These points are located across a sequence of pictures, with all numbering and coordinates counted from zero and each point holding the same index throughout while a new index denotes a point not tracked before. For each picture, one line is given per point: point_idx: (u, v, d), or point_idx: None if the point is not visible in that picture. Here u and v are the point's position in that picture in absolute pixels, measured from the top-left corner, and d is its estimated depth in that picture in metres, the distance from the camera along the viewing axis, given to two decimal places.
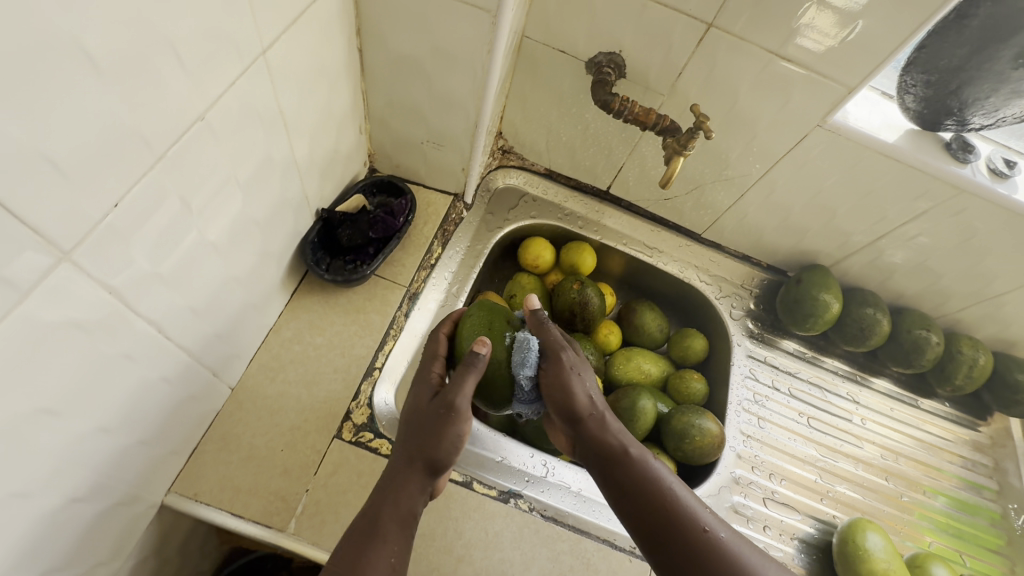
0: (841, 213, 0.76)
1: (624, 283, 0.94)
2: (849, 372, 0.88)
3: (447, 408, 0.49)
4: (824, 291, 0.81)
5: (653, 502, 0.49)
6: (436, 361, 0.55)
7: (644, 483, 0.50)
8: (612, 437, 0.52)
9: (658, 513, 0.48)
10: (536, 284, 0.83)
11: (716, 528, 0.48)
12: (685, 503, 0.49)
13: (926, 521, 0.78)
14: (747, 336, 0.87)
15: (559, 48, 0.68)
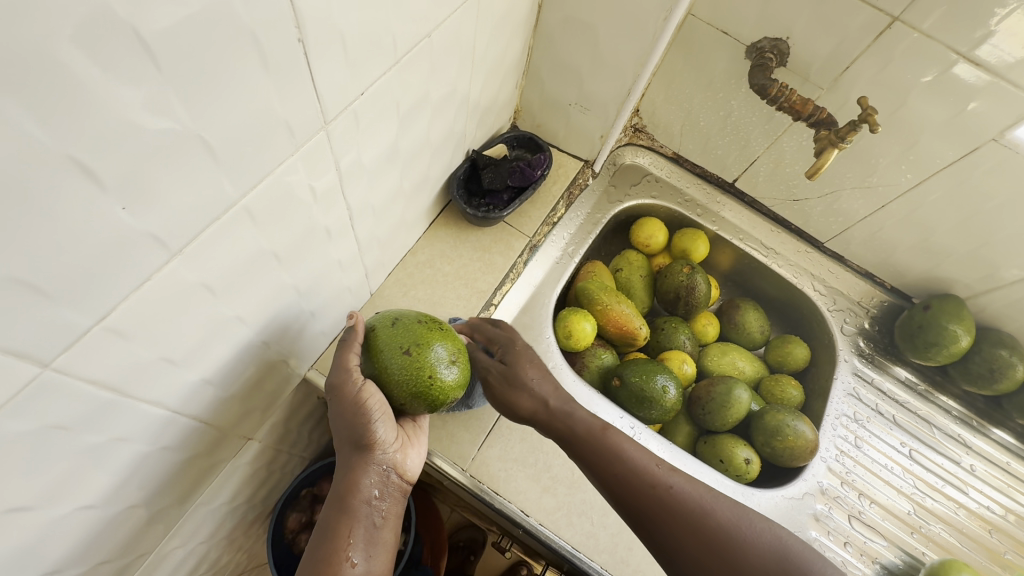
0: (996, 241, 0.71)
1: (730, 280, 0.94)
2: (963, 414, 0.82)
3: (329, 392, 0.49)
4: (954, 322, 0.76)
5: (615, 464, 0.51)
6: None
7: (599, 451, 0.52)
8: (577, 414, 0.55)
9: (634, 476, 0.50)
10: (643, 263, 0.86)
11: (670, 477, 0.50)
12: (644, 462, 0.51)
13: None
14: (857, 354, 0.83)
15: (722, 29, 0.69)
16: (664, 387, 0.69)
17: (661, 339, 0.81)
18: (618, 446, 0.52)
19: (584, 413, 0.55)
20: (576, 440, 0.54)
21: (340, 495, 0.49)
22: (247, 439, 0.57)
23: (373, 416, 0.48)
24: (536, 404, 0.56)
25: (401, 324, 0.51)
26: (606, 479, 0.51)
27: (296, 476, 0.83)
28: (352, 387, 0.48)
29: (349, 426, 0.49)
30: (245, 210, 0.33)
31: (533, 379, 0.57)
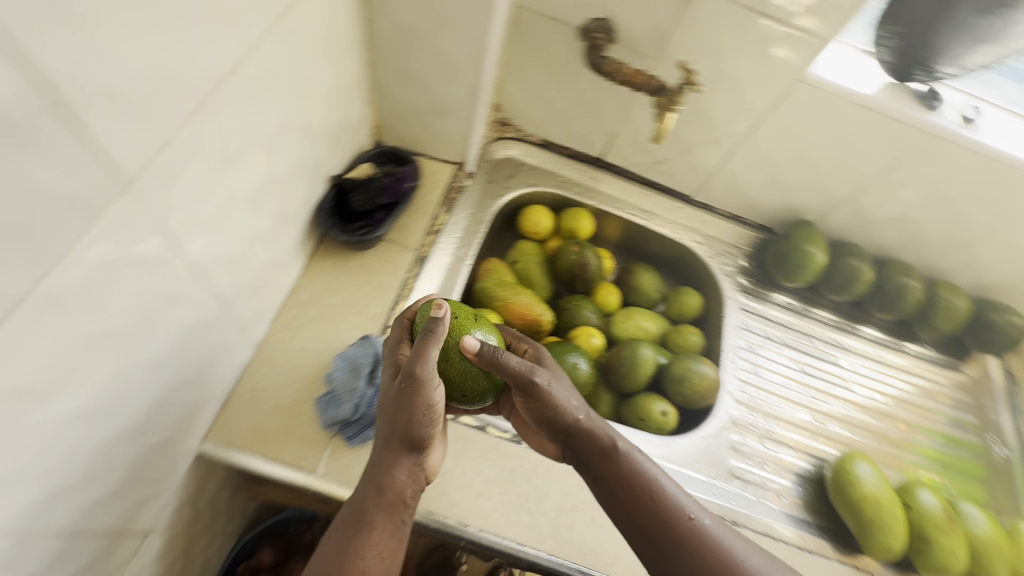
0: (825, 167, 0.80)
1: (622, 247, 0.98)
2: (836, 322, 0.93)
3: (406, 383, 0.47)
4: (810, 243, 0.86)
5: (646, 491, 0.51)
6: (399, 347, 0.54)
7: (628, 475, 0.52)
8: (600, 431, 0.54)
9: (645, 500, 0.50)
10: (536, 250, 0.88)
11: (698, 515, 0.50)
12: (672, 494, 0.51)
13: (916, 454, 0.82)
14: (740, 291, 0.91)
15: (553, 16, 0.72)
16: (575, 364, 0.71)
17: (568, 319, 0.83)
18: (648, 474, 0.52)
19: (604, 428, 0.55)
20: (607, 460, 0.53)
21: (377, 493, 0.49)
22: (146, 535, 0.52)
23: (432, 417, 0.49)
24: (573, 417, 0.54)
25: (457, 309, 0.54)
26: (615, 498, 0.52)
27: (228, 553, 0.78)
28: (431, 386, 0.47)
29: (408, 422, 0.48)
30: (46, 297, 0.30)
31: (571, 395, 0.55)
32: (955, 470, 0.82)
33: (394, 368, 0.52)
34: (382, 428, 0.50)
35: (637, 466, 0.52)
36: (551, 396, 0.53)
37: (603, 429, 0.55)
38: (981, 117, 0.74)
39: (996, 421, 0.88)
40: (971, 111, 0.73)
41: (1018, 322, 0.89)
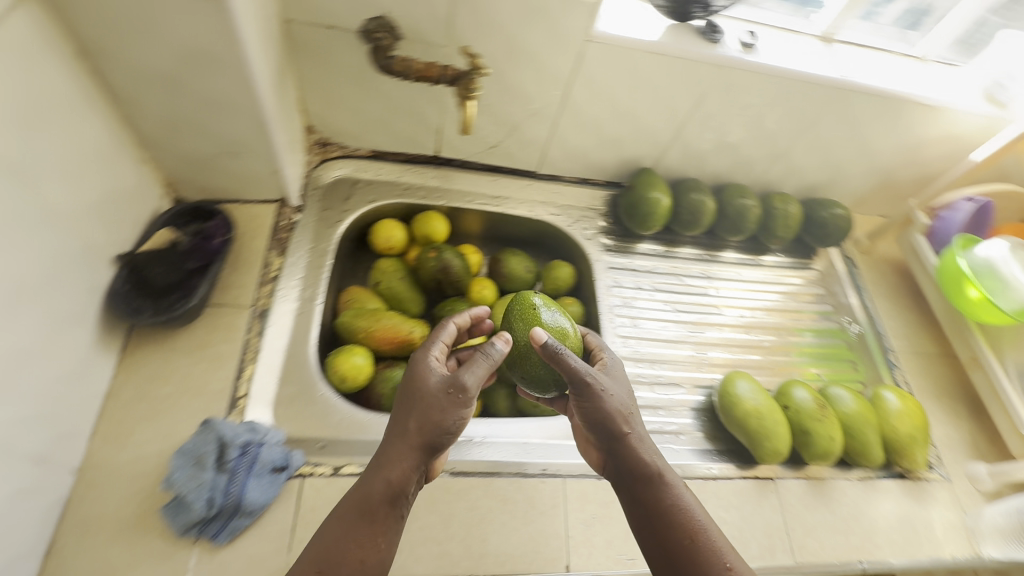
0: (642, 116, 0.83)
1: (487, 238, 0.98)
2: (696, 254, 0.98)
3: (456, 390, 0.50)
4: (653, 189, 0.90)
5: (685, 529, 0.50)
6: (431, 352, 0.56)
7: (668, 509, 0.51)
8: (648, 456, 0.53)
9: (682, 540, 0.50)
10: (398, 265, 0.85)
11: (737, 566, 0.48)
12: (711, 535, 0.50)
13: (787, 355, 0.90)
14: (605, 251, 0.93)
15: (327, 24, 0.67)
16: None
17: None
18: (691, 513, 0.51)
19: (651, 456, 0.53)
20: (652, 487, 0.52)
21: (388, 488, 0.48)
22: None
23: (455, 426, 0.50)
24: (625, 431, 0.53)
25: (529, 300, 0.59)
26: (650, 528, 0.51)
27: None
28: (471, 394, 0.50)
29: (438, 424, 0.49)
30: None
31: (627, 410, 0.54)
32: (823, 359, 0.90)
33: (437, 371, 0.53)
34: (396, 420, 0.51)
35: (673, 498, 0.51)
36: (606, 401, 0.53)
37: (653, 457, 0.53)
38: (759, 40, 0.79)
39: (846, 303, 0.97)
40: (749, 35, 0.78)
41: (844, 213, 0.97)
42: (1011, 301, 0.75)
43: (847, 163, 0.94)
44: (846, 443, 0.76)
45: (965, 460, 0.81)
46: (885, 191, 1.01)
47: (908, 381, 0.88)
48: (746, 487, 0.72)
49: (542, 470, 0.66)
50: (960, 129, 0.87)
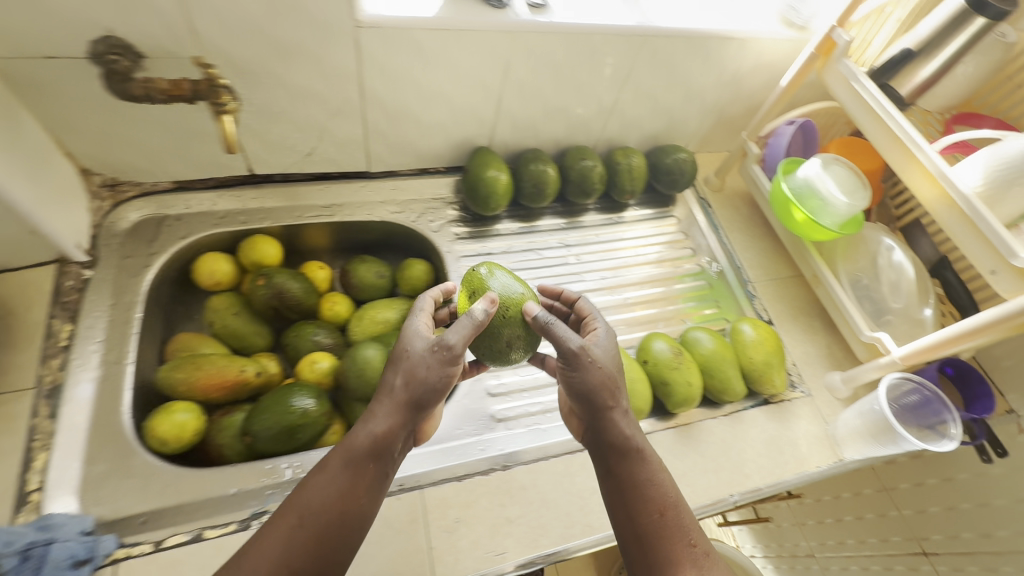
0: (453, 96, 0.79)
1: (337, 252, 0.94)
2: (553, 225, 0.97)
3: (442, 348, 0.53)
4: (489, 167, 0.86)
5: (659, 503, 0.55)
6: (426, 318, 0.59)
7: (644, 482, 0.56)
8: (629, 433, 0.57)
9: (653, 514, 0.54)
10: (233, 298, 0.80)
11: (698, 541, 0.54)
12: (680, 511, 0.55)
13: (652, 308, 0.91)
14: (457, 241, 0.90)
15: (46, 55, 0.58)
16: (307, 405, 0.67)
17: (297, 349, 0.79)
18: (664, 486, 0.56)
19: (632, 432, 0.57)
20: (630, 460, 0.56)
21: (376, 442, 0.51)
22: None
23: (442, 381, 0.53)
24: (610, 404, 0.58)
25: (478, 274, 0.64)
26: (625, 498, 0.56)
27: None
28: (454, 351, 0.53)
29: (427, 378, 0.53)
30: None
31: (617, 386, 0.58)
32: (685, 305, 0.91)
33: (423, 336, 0.56)
34: (387, 381, 0.54)
35: (646, 473, 0.56)
36: (595, 373, 0.57)
37: (634, 432, 0.58)
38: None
39: (703, 243, 0.98)
40: None
41: (687, 157, 0.98)
42: (831, 217, 0.79)
43: (677, 106, 0.94)
44: (707, 383, 0.78)
45: (823, 371, 0.85)
46: (724, 126, 1.02)
47: (766, 308, 0.91)
48: None
49: (396, 486, 0.63)
50: (770, 55, 0.88)
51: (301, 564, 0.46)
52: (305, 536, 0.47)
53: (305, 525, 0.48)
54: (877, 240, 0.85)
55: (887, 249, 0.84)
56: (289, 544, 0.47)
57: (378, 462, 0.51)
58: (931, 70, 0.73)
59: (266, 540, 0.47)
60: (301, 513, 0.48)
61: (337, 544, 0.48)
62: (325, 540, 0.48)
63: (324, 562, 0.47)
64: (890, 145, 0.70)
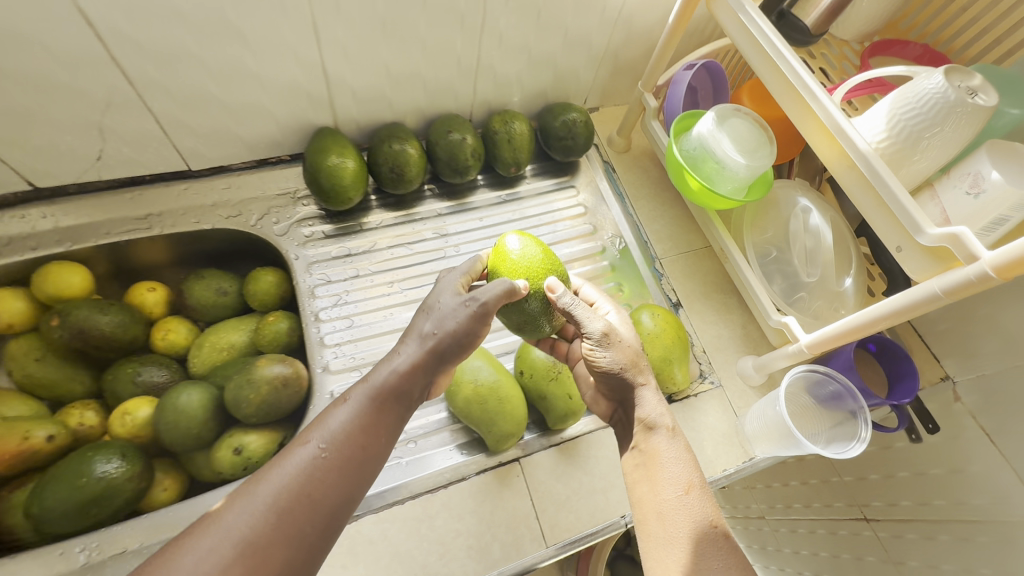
0: (259, 71, 0.64)
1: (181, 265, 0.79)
2: (428, 211, 0.83)
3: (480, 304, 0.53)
4: (329, 153, 0.72)
5: (686, 479, 0.50)
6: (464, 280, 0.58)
7: (670, 454, 0.51)
8: (655, 402, 0.55)
9: (677, 490, 0.49)
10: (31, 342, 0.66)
11: (721, 523, 0.48)
12: (703, 488, 0.50)
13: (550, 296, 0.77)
14: (307, 244, 0.76)
15: None
16: (107, 473, 0.56)
17: (116, 387, 0.67)
18: (688, 461, 0.51)
19: (657, 408, 0.55)
20: (653, 433, 0.53)
21: (399, 382, 0.51)
22: None
23: (474, 330, 0.54)
24: (633, 377, 0.55)
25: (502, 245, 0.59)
26: (647, 471, 0.51)
27: None
28: (490, 304, 0.53)
29: (462, 325, 0.54)
30: None
31: (637, 364, 0.56)
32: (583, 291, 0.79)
33: (459, 289, 0.57)
34: (412, 329, 0.55)
35: (668, 449, 0.52)
36: (617, 354, 0.56)
37: (658, 406, 0.55)
38: None
39: (607, 216, 0.85)
40: None
41: (581, 117, 0.83)
42: (729, 182, 0.66)
43: (560, 56, 0.78)
44: None
45: (737, 356, 0.76)
46: (625, 74, 0.87)
47: (674, 289, 0.80)
48: (482, 482, 0.62)
49: None
50: None
51: (324, 491, 0.44)
52: (330, 461, 0.45)
53: (328, 451, 0.45)
54: (792, 201, 0.73)
55: (803, 211, 0.72)
56: (310, 469, 0.44)
57: (399, 402, 0.51)
58: None
59: (286, 463, 0.44)
60: (323, 439, 0.46)
61: (355, 481, 0.46)
62: (346, 472, 0.45)
63: (342, 496, 0.45)
64: (783, 93, 0.56)
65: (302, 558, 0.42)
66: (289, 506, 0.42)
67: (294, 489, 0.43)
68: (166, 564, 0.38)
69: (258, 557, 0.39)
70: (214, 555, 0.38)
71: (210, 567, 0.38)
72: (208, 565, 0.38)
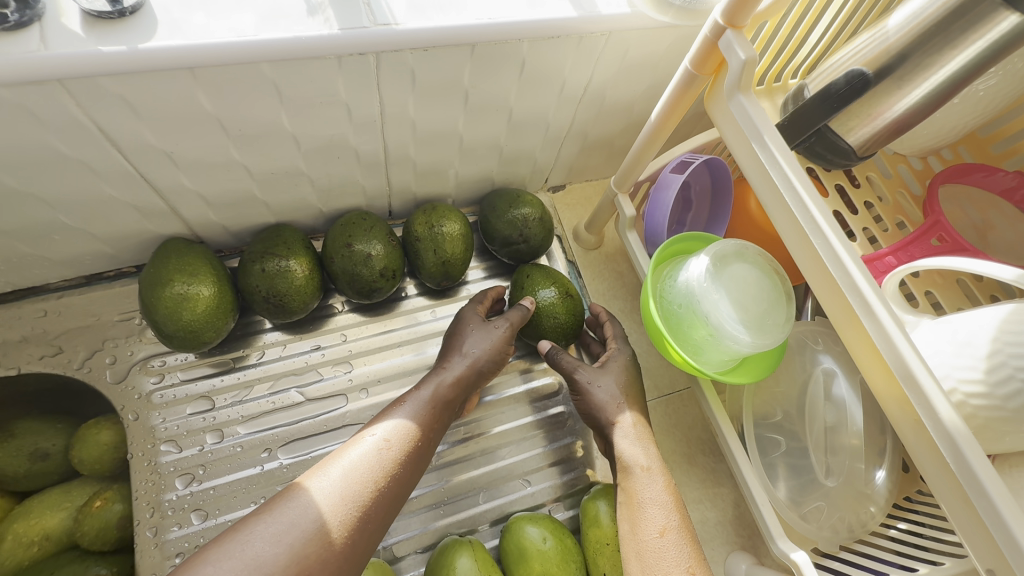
0: (35, 188, 0.43)
1: None
2: (330, 336, 0.62)
3: (508, 323, 0.56)
4: (170, 281, 0.51)
5: (666, 518, 0.45)
6: (489, 295, 0.61)
7: (652, 494, 0.47)
8: (641, 437, 0.51)
9: (652, 535, 0.45)
10: None
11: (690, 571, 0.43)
12: (677, 528, 0.45)
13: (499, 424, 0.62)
14: (155, 394, 0.56)
15: None
16: None
17: None
18: (667, 502, 0.47)
19: (632, 449, 0.50)
20: (630, 473, 0.49)
21: (447, 391, 0.51)
22: None
23: (509, 346, 0.57)
24: (609, 416, 0.53)
25: (532, 274, 0.61)
26: (627, 507, 0.48)
27: None
28: (508, 329, 0.56)
29: (495, 345, 0.55)
30: None
31: (620, 404, 0.53)
32: (520, 453, 0.61)
33: (480, 312, 0.58)
34: (453, 335, 0.57)
35: (646, 490, 0.47)
36: (593, 395, 0.54)
37: (645, 447, 0.50)
38: None
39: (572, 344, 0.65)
40: None
41: (535, 212, 0.62)
42: (720, 356, 0.47)
43: (506, 139, 0.57)
44: None
45: (726, 553, 0.58)
46: (599, 149, 0.66)
47: None
48: None
49: None
50: (639, 53, 0.51)
51: (393, 483, 0.42)
52: (396, 454, 0.44)
53: (394, 441, 0.44)
54: (811, 359, 0.55)
55: (825, 375, 0.53)
56: (378, 457, 0.42)
57: (448, 409, 0.51)
58: (910, 101, 0.38)
59: (352, 451, 0.42)
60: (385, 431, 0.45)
61: (414, 475, 0.45)
62: (411, 464, 0.44)
63: (404, 493, 0.43)
64: (824, 289, 0.37)
65: (364, 543, 0.39)
66: (363, 492, 0.40)
67: (366, 476, 0.41)
68: (244, 535, 0.36)
69: (333, 539, 0.37)
70: (295, 530, 0.36)
71: (292, 540, 0.36)
72: (292, 537, 0.36)
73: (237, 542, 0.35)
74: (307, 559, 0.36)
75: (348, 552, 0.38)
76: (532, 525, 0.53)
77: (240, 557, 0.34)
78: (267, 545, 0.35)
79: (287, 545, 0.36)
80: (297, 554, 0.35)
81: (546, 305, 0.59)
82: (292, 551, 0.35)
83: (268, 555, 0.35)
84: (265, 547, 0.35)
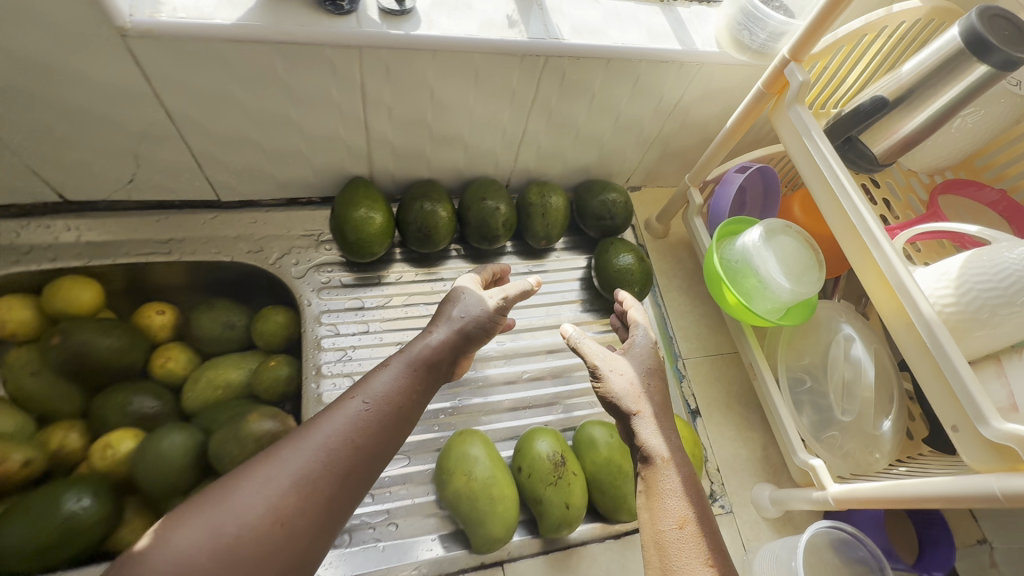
0: (301, 120, 0.63)
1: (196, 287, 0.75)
2: (450, 271, 0.80)
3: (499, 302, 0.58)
4: (359, 205, 0.70)
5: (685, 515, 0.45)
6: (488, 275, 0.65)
7: (668, 487, 0.47)
8: (651, 424, 0.51)
9: (670, 527, 0.44)
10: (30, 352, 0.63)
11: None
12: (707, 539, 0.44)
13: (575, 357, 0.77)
14: (322, 290, 0.74)
15: None
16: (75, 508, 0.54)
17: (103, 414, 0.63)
18: (687, 500, 0.46)
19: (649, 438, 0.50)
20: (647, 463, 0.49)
21: (432, 356, 0.52)
22: None
23: (501, 319, 0.58)
24: (630, 404, 0.52)
25: (614, 245, 0.77)
26: (642, 499, 0.47)
27: None
28: (501, 304, 0.58)
29: (481, 320, 0.56)
30: None
31: (641, 396, 0.52)
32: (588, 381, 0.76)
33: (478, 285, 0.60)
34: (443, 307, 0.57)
35: (667, 483, 0.47)
36: (612, 381, 0.53)
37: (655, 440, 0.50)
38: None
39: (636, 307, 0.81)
40: None
41: (621, 198, 0.79)
42: (768, 302, 0.62)
43: (608, 136, 0.76)
44: (597, 493, 0.64)
45: (752, 482, 0.70)
46: (674, 158, 0.84)
47: (696, 395, 0.74)
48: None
49: None
50: (719, 82, 0.69)
51: (370, 443, 0.44)
52: (373, 418, 0.45)
53: (374, 407, 0.46)
54: (835, 327, 0.69)
55: (845, 339, 0.67)
56: (356, 420, 0.44)
57: (430, 373, 0.52)
58: (915, 124, 0.55)
59: (337, 412, 0.44)
60: (368, 395, 0.46)
61: (394, 436, 0.46)
62: (390, 427, 0.46)
63: (382, 453, 0.46)
64: (847, 239, 0.53)
65: (347, 494, 0.43)
66: (341, 453, 0.43)
67: (342, 439, 0.43)
68: (229, 488, 0.39)
69: (312, 495, 0.41)
70: (275, 484, 0.40)
71: (271, 494, 0.39)
72: (273, 490, 0.39)
73: (222, 491, 0.39)
74: (285, 510, 0.39)
75: (328, 504, 0.41)
76: (599, 429, 0.66)
77: (224, 508, 0.38)
78: (251, 500, 0.39)
79: (267, 498, 0.39)
80: (279, 505, 0.39)
81: (626, 269, 0.75)
82: (269, 503, 0.39)
83: (249, 508, 0.38)
84: (251, 498, 0.39)
